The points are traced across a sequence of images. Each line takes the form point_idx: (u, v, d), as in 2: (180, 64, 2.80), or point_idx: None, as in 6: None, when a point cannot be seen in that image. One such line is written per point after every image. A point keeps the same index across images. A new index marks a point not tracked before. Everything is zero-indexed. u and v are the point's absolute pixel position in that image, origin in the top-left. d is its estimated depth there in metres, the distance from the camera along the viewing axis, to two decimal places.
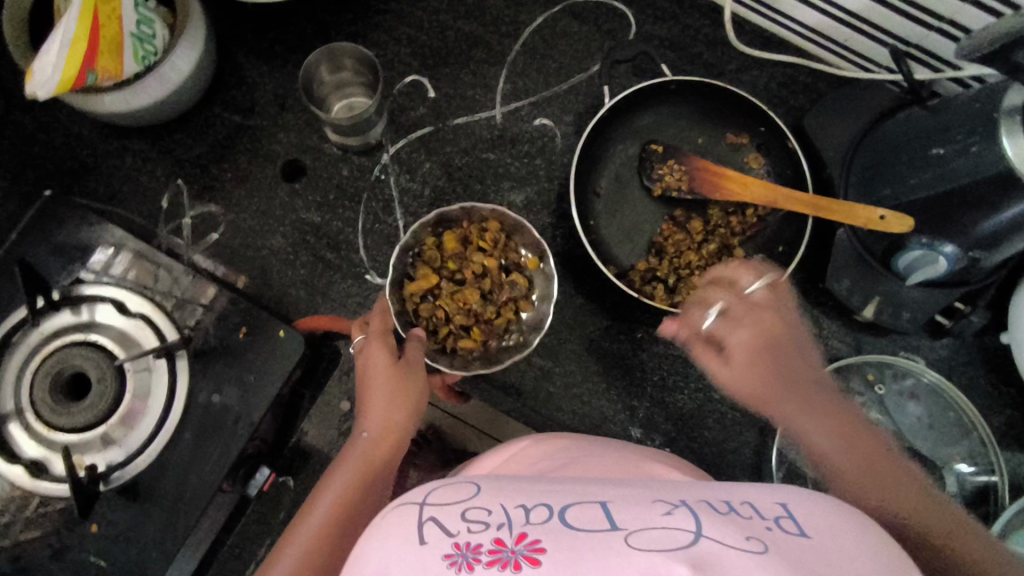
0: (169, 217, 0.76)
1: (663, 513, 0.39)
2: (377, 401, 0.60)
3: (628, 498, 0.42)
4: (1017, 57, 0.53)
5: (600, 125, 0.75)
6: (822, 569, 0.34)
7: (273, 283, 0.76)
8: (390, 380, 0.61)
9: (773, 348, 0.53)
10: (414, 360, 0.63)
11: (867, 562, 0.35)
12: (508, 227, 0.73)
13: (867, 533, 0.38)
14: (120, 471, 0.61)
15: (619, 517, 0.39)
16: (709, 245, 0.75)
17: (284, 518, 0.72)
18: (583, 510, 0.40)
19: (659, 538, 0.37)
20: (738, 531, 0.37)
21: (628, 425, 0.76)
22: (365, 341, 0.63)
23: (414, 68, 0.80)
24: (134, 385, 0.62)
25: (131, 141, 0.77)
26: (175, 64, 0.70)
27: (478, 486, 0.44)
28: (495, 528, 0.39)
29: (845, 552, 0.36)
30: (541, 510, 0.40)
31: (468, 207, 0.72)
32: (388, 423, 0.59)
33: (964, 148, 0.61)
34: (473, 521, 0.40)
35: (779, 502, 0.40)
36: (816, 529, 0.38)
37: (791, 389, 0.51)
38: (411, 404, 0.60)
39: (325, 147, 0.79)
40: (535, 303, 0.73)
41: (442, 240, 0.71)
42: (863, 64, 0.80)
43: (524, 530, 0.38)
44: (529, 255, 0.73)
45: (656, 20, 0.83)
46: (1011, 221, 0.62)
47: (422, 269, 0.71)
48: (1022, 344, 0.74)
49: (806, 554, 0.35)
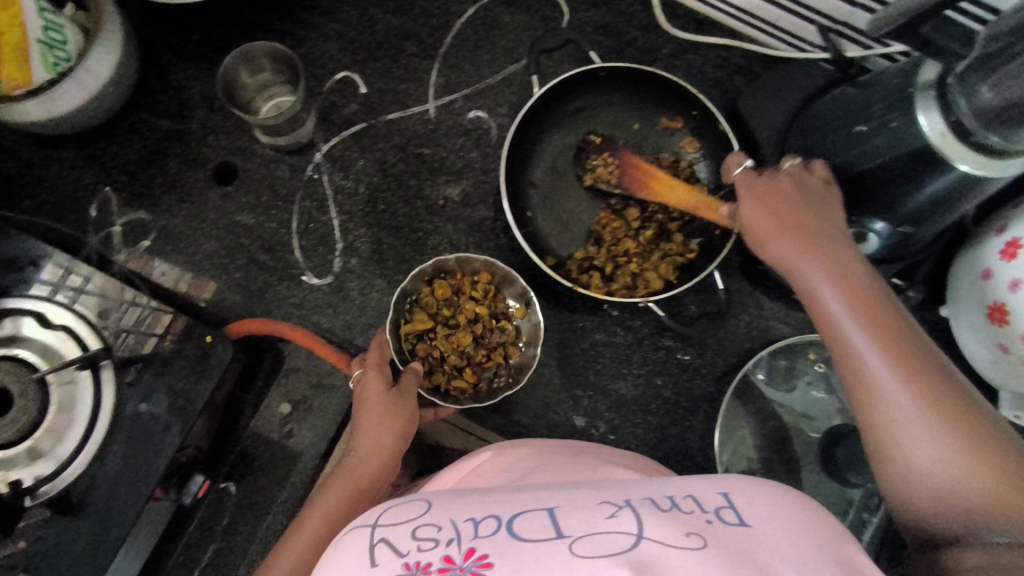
0: (98, 225, 0.75)
1: (607, 516, 0.39)
2: (368, 426, 0.61)
3: (575, 503, 0.42)
4: (924, 30, 0.53)
5: (531, 115, 0.75)
6: (760, 563, 0.35)
7: (208, 288, 0.75)
8: (379, 407, 0.63)
9: (800, 210, 0.55)
10: (406, 391, 0.64)
11: (804, 548, 0.36)
12: (498, 278, 0.74)
13: (810, 520, 0.39)
14: (48, 484, 0.60)
15: (563, 523, 0.39)
16: (646, 232, 0.74)
17: (227, 524, 0.72)
18: (531, 519, 0.40)
19: (603, 543, 0.37)
20: (679, 528, 0.37)
21: (572, 415, 0.76)
22: (363, 373, 0.66)
23: (345, 65, 0.80)
24: (58, 398, 0.61)
25: (58, 150, 0.77)
26: (93, 68, 0.69)
27: (431, 503, 0.45)
28: (445, 544, 0.40)
29: (785, 537, 0.37)
30: (489, 522, 0.41)
31: (463, 258, 0.73)
32: (376, 447, 0.60)
33: (884, 124, 0.61)
34: (422, 538, 0.40)
35: (721, 493, 0.41)
36: (758, 519, 0.39)
37: (807, 236, 0.53)
38: (400, 431, 0.62)
39: (256, 148, 0.78)
40: (523, 347, 0.73)
41: (441, 285, 0.72)
42: (796, 44, 0.80)
43: (473, 545, 0.39)
44: (516, 305, 0.73)
45: (588, 6, 0.83)
46: (936, 194, 0.61)
47: (419, 313, 0.72)
48: (961, 318, 0.74)
49: (745, 546, 0.36)
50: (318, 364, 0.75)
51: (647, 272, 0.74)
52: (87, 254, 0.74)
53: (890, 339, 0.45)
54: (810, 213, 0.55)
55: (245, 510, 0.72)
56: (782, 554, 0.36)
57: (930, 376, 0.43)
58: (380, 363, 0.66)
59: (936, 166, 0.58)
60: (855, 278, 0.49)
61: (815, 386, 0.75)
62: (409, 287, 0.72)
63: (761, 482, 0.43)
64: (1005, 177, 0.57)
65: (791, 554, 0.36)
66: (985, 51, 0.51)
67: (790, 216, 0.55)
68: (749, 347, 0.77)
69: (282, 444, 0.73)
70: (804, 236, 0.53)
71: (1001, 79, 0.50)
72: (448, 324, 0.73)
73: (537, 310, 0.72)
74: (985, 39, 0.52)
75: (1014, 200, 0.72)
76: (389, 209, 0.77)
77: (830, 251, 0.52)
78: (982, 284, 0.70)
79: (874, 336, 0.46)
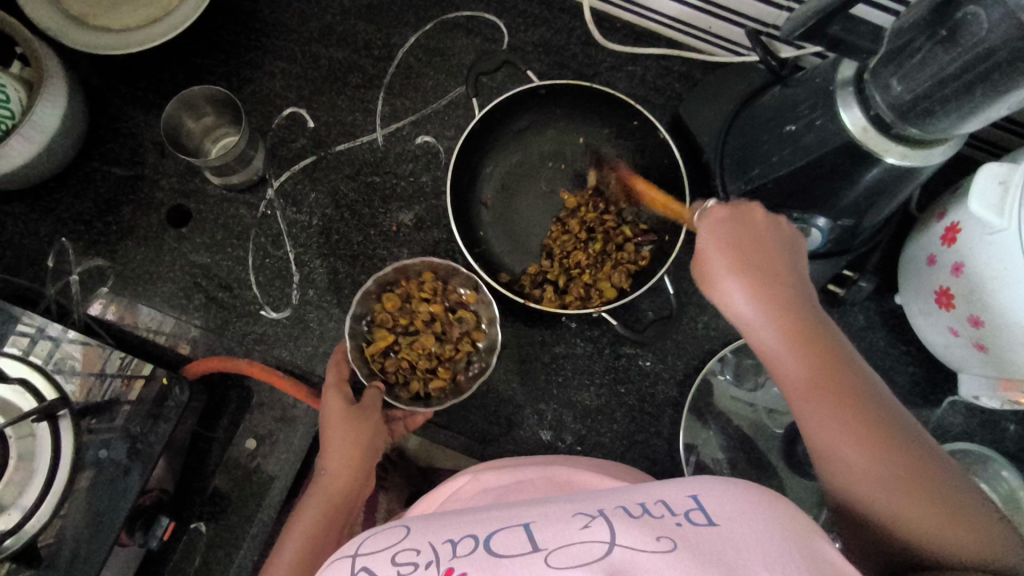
0: (57, 276, 0.77)
1: (581, 527, 0.40)
2: (334, 446, 0.63)
3: (550, 515, 0.42)
4: (832, 31, 0.54)
5: (474, 138, 0.76)
6: (730, 559, 0.35)
7: (170, 329, 0.77)
8: (342, 425, 0.64)
9: (756, 253, 0.50)
10: (367, 405, 0.66)
11: (772, 541, 0.37)
12: (443, 272, 0.74)
13: (781, 516, 0.39)
14: (12, 536, 0.60)
15: (539, 537, 0.40)
16: (595, 243, 0.75)
17: (199, 564, 0.72)
18: (507, 535, 0.41)
19: (576, 554, 0.38)
20: (649, 532, 0.38)
21: (538, 429, 0.76)
22: (325, 393, 0.68)
23: (292, 101, 0.82)
24: (18, 450, 0.60)
25: (10, 205, 0.78)
26: (40, 123, 0.70)
27: (409, 527, 0.46)
28: (424, 567, 0.41)
29: (753, 532, 0.37)
30: (467, 541, 0.41)
31: (399, 266, 0.73)
32: (343, 466, 0.62)
33: (811, 122, 0.62)
34: (403, 563, 0.42)
35: (691, 495, 0.41)
36: (725, 517, 0.39)
37: (769, 283, 0.49)
38: (364, 447, 0.64)
39: (208, 189, 0.79)
40: (486, 328, 0.74)
41: (389, 298, 0.72)
42: (732, 48, 0.82)
43: (452, 564, 0.40)
44: (466, 291, 0.74)
45: (527, 26, 0.84)
46: (871, 187, 0.62)
47: (378, 331, 0.73)
48: (914, 304, 0.75)
49: (714, 543, 0.36)
50: (280, 398, 0.75)
51: (600, 281, 0.74)
52: (46, 304, 0.76)
53: (863, 419, 0.44)
54: (768, 262, 0.50)
55: (217, 549, 0.72)
56: (753, 552, 0.36)
57: (887, 431, 0.44)
58: (338, 381, 0.68)
59: (863, 160, 0.59)
60: (819, 339, 0.47)
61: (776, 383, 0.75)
62: (360, 308, 0.72)
63: (733, 482, 0.43)
64: (932, 164, 0.58)
65: (761, 550, 0.36)
66: (891, 47, 0.52)
67: (753, 269, 0.50)
68: (708, 349, 0.78)
69: (251, 479, 0.74)
70: (768, 297, 0.48)
71: (907, 73, 0.51)
72: (408, 332, 0.73)
73: (485, 293, 0.72)
74: (890, 34, 0.53)
75: (954, 185, 0.73)
76: (343, 238, 0.78)
77: (793, 312, 0.48)
78: (929, 269, 0.70)
79: (847, 418, 0.44)
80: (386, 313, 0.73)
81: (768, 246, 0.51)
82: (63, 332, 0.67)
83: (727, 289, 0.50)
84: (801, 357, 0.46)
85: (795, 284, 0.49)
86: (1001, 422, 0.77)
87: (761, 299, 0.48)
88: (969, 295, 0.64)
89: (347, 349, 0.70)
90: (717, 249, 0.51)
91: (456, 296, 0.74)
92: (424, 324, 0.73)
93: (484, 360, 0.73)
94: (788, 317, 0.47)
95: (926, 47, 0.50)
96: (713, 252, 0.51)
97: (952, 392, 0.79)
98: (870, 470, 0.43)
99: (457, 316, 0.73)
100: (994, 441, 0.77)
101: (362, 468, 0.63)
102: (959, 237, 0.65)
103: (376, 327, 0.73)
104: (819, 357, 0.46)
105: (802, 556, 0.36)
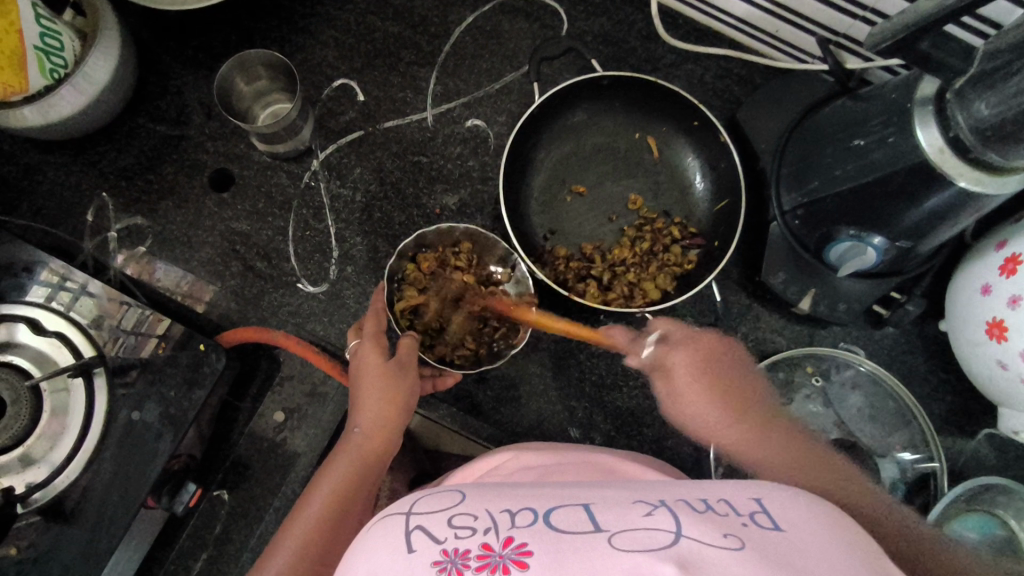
0: (95, 231, 0.76)
1: (644, 514, 0.36)
2: (371, 399, 0.60)
3: (610, 500, 0.39)
4: (921, 46, 0.51)
5: (530, 125, 0.74)
6: (802, 566, 0.32)
7: (206, 295, 0.76)
8: (383, 381, 0.61)
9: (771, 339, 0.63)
10: (407, 362, 0.63)
11: (841, 554, 0.33)
12: (480, 246, 0.74)
13: (849, 531, 0.36)
14: (42, 490, 0.61)
15: (601, 518, 0.36)
16: (642, 242, 0.74)
17: (220, 532, 0.72)
18: (569, 513, 0.37)
19: (641, 539, 0.34)
20: (715, 528, 0.34)
21: (567, 426, 0.75)
22: (359, 345, 0.64)
23: (343, 72, 0.80)
24: (52, 404, 0.62)
25: (54, 154, 0.77)
26: (92, 74, 0.69)
27: (464, 494, 0.42)
28: (482, 533, 0.37)
29: (823, 545, 0.34)
30: (526, 513, 0.38)
31: (443, 229, 0.72)
32: (380, 422, 0.59)
33: (882, 139, 0.59)
34: (460, 526, 0.37)
35: (755, 498, 0.38)
36: (791, 524, 0.35)
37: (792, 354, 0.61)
38: (401, 405, 0.61)
39: (253, 155, 0.78)
40: (514, 310, 0.73)
41: (425, 259, 0.71)
42: (797, 55, 0.79)
43: (512, 534, 0.36)
44: (500, 271, 0.73)
45: (588, 15, 0.82)
46: (933, 212, 0.60)
47: (408, 291, 0.71)
48: (959, 333, 0.73)
49: (782, 547, 0.33)
50: (312, 372, 0.75)
51: (644, 281, 0.73)
52: (83, 259, 0.75)
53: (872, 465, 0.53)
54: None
55: (238, 517, 0.73)
56: (825, 563, 0.32)
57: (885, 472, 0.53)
58: (379, 334, 0.64)
59: (934, 183, 0.57)
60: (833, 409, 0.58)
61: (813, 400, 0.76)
62: (393, 268, 0.71)
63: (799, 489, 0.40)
64: (1005, 195, 0.56)
65: (833, 561, 0.32)
66: (982, 67, 0.50)
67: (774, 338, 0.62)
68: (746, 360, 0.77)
69: (276, 451, 0.74)
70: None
71: (1000, 95, 0.49)
72: (439, 297, 0.73)
73: (524, 271, 0.72)
74: (984, 54, 0.50)
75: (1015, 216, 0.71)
76: (385, 217, 0.77)
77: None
78: (982, 299, 0.67)
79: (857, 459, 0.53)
80: (419, 275, 0.72)
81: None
82: (85, 282, 0.67)
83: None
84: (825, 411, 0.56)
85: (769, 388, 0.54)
86: None
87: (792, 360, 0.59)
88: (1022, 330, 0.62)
89: (381, 298, 0.68)
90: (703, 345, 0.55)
91: (488, 274, 0.74)
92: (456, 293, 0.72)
93: (513, 336, 0.72)
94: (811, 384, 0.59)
95: None
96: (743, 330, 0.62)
97: (988, 424, 0.78)
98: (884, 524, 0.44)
99: (490, 292, 0.73)
100: None
101: (398, 425, 0.61)
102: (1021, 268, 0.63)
103: (407, 287, 0.71)
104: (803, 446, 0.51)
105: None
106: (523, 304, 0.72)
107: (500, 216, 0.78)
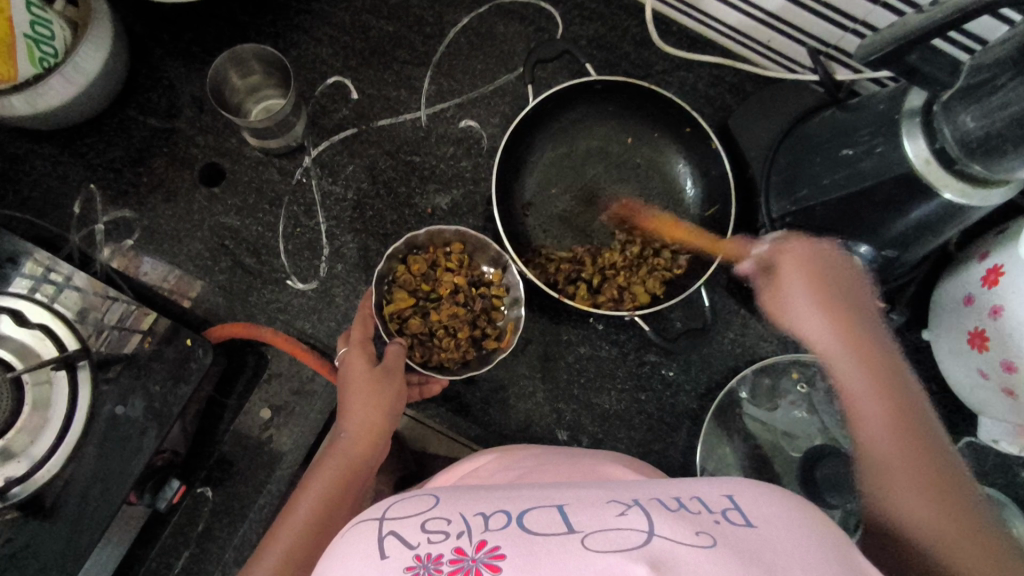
0: (81, 223, 0.75)
1: (617, 514, 0.36)
2: (354, 403, 0.60)
3: (584, 500, 0.38)
4: (910, 59, 0.51)
5: (523, 127, 0.74)
6: (773, 563, 0.31)
7: (193, 290, 0.76)
8: (364, 385, 0.61)
9: (835, 293, 0.52)
10: (391, 366, 0.63)
11: (810, 548, 0.33)
12: (471, 247, 0.74)
13: (817, 524, 0.36)
14: (21, 485, 0.58)
15: (574, 519, 0.36)
16: (632, 245, 0.74)
17: (203, 530, 0.72)
18: (541, 514, 0.37)
19: (612, 539, 0.34)
20: (687, 526, 0.34)
21: (556, 428, 0.75)
22: (346, 352, 0.64)
23: (337, 70, 0.80)
24: (33, 397, 0.59)
25: (41, 145, 0.76)
26: (81, 65, 0.69)
27: (438, 497, 0.41)
28: (456, 537, 0.36)
29: (794, 540, 0.34)
30: (500, 516, 0.37)
31: (434, 230, 0.72)
32: (367, 425, 0.59)
33: (870, 149, 0.60)
34: (433, 531, 0.37)
35: (727, 495, 0.38)
36: (762, 520, 0.35)
37: (862, 323, 0.51)
38: (389, 408, 0.61)
39: (245, 151, 0.78)
40: (506, 311, 0.73)
41: (416, 261, 0.71)
42: (787, 65, 0.80)
43: (484, 537, 0.35)
44: (492, 272, 0.74)
45: (583, 20, 0.83)
46: (918, 222, 0.60)
47: (398, 292, 0.71)
48: (940, 341, 0.74)
49: (754, 543, 0.33)
50: (299, 369, 0.75)
51: (633, 285, 0.73)
52: (69, 251, 0.75)
53: (917, 456, 0.46)
54: (841, 286, 0.53)
55: (222, 515, 0.72)
56: (795, 558, 0.32)
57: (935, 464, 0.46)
58: (363, 339, 0.64)
59: (919, 193, 0.57)
60: (897, 386, 0.48)
61: (796, 406, 0.75)
62: (384, 269, 0.71)
63: (770, 488, 0.40)
64: (989, 206, 0.56)
65: (802, 556, 0.32)
66: (968, 82, 0.51)
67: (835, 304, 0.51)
68: (732, 365, 0.78)
69: (261, 449, 0.73)
70: (828, 305, 0.51)
71: (983, 110, 0.50)
72: (428, 299, 0.73)
73: (513, 273, 0.72)
74: (970, 69, 0.51)
75: (996, 227, 0.72)
76: (377, 215, 0.77)
77: (864, 335, 0.50)
78: (965, 309, 0.68)
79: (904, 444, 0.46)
80: (409, 276, 0.72)
81: (845, 280, 0.53)
82: (71, 275, 0.67)
83: (800, 311, 0.52)
84: (875, 399, 0.48)
85: (868, 322, 0.52)
86: (1014, 467, 0.76)
87: (842, 338, 0.50)
88: (1003, 339, 0.62)
89: (370, 300, 0.68)
90: (796, 271, 0.53)
91: (480, 276, 0.74)
92: (446, 295, 0.72)
93: (503, 338, 0.72)
94: (870, 373, 0.49)
95: (1009, 86, 0.48)
96: (792, 272, 0.54)
97: (969, 432, 0.79)
98: (913, 497, 0.44)
99: (480, 294, 0.73)
100: (1006, 486, 0.77)
101: (382, 426, 0.60)
102: (1002, 279, 0.63)
103: (397, 288, 0.72)
104: (891, 397, 0.48)
105: (840, 569, 0.32)
106: (514, 306, 0.72)
107: (492, 217, 0.78)
